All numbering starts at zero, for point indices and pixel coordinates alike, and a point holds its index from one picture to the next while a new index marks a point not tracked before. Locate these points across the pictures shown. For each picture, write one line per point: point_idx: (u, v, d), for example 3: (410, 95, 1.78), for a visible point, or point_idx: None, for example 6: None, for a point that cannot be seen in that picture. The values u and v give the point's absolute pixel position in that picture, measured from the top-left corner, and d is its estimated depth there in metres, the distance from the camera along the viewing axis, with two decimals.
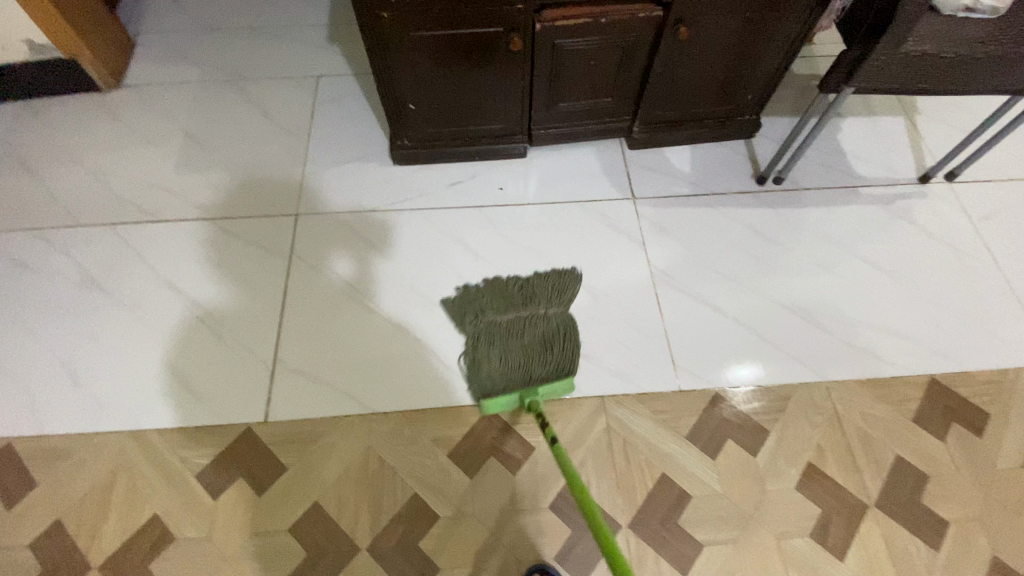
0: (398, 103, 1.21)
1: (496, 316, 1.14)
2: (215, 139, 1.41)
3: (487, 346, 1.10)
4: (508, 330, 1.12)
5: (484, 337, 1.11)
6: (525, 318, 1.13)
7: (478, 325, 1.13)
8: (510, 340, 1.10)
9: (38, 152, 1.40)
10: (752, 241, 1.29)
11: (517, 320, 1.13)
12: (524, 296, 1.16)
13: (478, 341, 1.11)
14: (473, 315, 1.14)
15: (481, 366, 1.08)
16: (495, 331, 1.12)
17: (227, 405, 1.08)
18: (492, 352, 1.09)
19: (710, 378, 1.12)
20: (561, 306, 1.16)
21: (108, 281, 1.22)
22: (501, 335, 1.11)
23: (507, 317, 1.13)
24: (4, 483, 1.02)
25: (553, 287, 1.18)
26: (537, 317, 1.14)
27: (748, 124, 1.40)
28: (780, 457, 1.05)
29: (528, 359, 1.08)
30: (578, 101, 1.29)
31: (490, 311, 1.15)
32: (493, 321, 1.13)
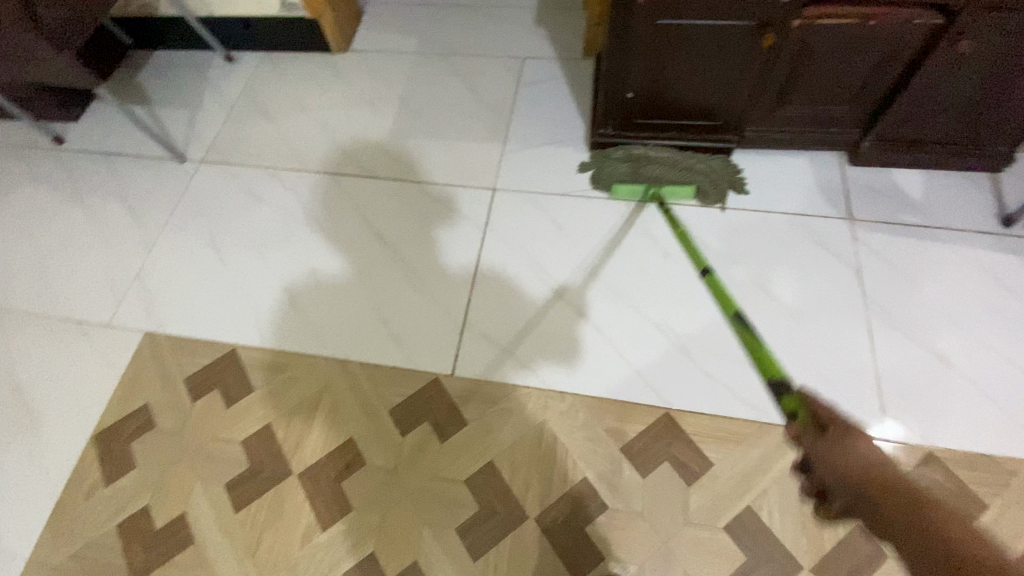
0: (617, 90, 1.21)
1: (647, 145, 1.32)
2: (425, 108, 1.51)
3: (632, 163, 1.31)
4: (653, 157, 1.31)
5: (633, 156, 1.32)
6: (676, 149, 1.31)
7: (626, 154, 1.32)
8: (653, 164, 1.30)
9: (278, 101, 1.59)
10: (990, 290, 1.13)
11: (668, 156, 1.31)
12: (683, 146, 1.32)
13: (626, 158, 1.32)
14: (626, 148, 1.33)
15: (622, 165, 1.32)
16: (643, 158, 1.31)
17: (420, 353, 1.17)
18: (635, 167, 1.30)
19: (925, 434, 1.00)
20: (713, 167, 1.30)
21: (326, 222, 1.36)
22: (645, 163, 1.31)
23: (660, 147, 1.32)
24: (229, 382, 1.18)
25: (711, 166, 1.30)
26: (687, 155, 1.31)
27: (1004, 157, 1.21)
28: (1002, 541, 0.92)
29: (666, 171, 1.29)
30: (807, 107, 1.20)
31: (641, 144, 1.32)
32: (643, 145, 1.32)
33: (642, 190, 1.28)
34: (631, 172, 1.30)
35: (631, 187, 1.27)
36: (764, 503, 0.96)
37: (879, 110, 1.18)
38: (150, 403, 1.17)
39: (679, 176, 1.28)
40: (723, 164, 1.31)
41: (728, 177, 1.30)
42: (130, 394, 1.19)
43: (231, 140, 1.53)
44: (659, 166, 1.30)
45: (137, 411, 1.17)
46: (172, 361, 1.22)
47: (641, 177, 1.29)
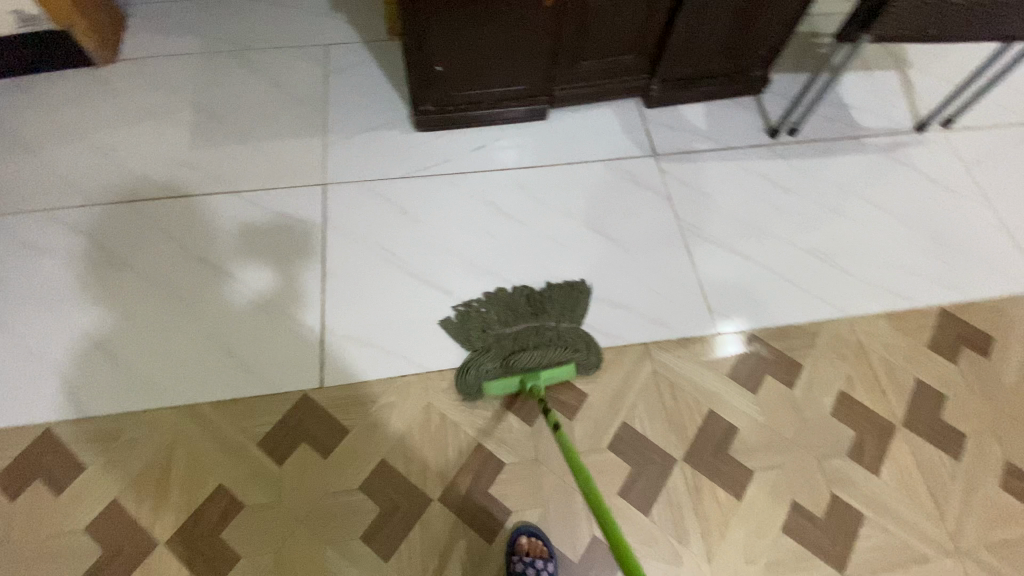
0: (425, 65, 1.20)
1: (502, 326, 1.12)
2: (226, 113, 1.37)
3: (492, 354, 1.08)
4: (517, 337, 1.10)
5: (489, 348, 1.09)
6: (536, 328, 1.11)
7: (484, 336, 1.11)
8: (517, 349, 1.09)
9: (36, 130, 1.33)
10: (769, 192, 1.35)
11: (524, 325, 1.12)
12: (533, 309, 1.14)
13: (486, 346, 1.10)
14: (478, 329, 1.11)
15: (482, 369, 1.06)
16: (504, 341, 1.10)
17: (281, 373, 1.08)
18: (499, 359, 1.07)
19: (746, 321, 1.18)
20: (573, 322, 1.14)
21: (133, 259, 1.18)
22: (510, 346, 1.09)
23: (516, 328, 1.11)
24: (48, 468, 0.99)
25: (563, 300, 1.15)
26: (549, 329, 1.12)
27: (758, 80, 1.45)
28: (814, 388, 1.13)
29: (533, 352, 1.07)
30: (599, 59, 1.31)
31: (497, 321, 1.12)
32: (501, 332, 1.11)
33: (513, 382, 1.04)
34: (493, 369, 1.07)
35: (504, 381, 1.03)
36: (636, 416, 1.06)
37: (658, 53, 1.33)
38: None
39: (551, 356, 1.07)
40: (563, 292, 1.16)
41: (569, 304, 1.15)
42: None
43: None
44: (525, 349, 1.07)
45: None
46: None
47: (507, 366, 1.07)
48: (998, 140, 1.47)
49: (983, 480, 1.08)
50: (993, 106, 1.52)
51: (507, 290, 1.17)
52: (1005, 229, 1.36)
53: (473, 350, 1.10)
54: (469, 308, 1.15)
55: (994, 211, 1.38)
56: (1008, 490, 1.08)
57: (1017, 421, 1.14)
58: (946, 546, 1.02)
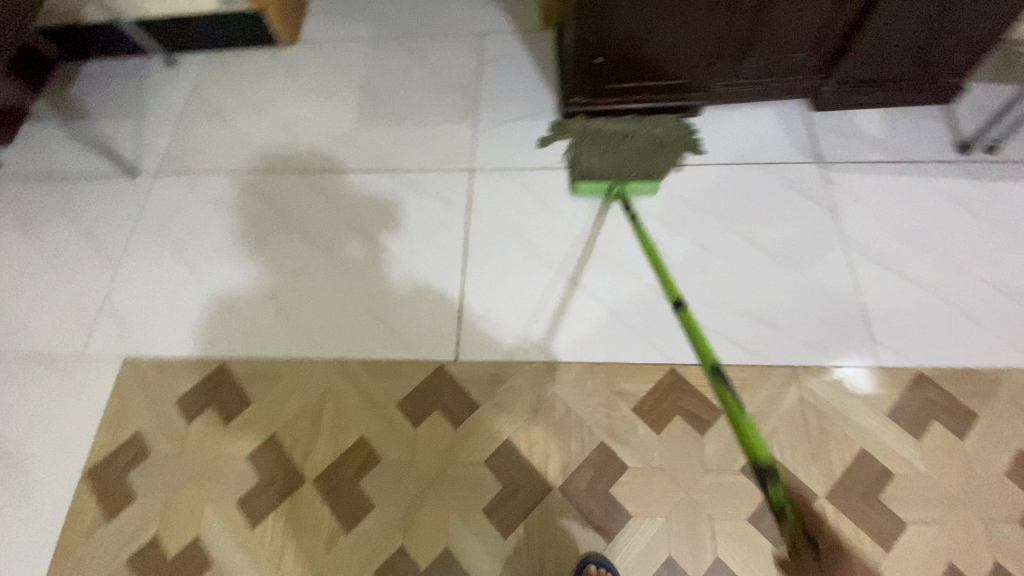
0: (585, 55, 1.20)
1: (606, 123, 1.33)
2: (387, 94, 1.47)
3: (592, 155, 1.29)
4: (615, 133, 1.31)
5: (590, 145, 1.31)
6: (633, 131, 1.31)
7: (587, 125, 1.33)
8: (615, 142, 1.30)
9: (231, 102, 1.51)
10: (954, 214, 1.19)
11: (624, 143, 1.30)
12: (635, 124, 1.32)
13: (586, 138, 1.32)
14: (585, 143, 1.31)
15: (584, 154, 1.30)
16: (600, 142, 1.30)
17: (421, 341, 1.15)
18: (597, 153, 1.29)
19: (914, 357, 1.06)
20: (665, 130, 1.32)
21: (302, 222, 1.31)
22: (608, 142, 1.30)
23: (617, 124, 1.32)
24: (222, 398, 1.13)
25: (667, 133, 1.32)
26: (643, 132, 1.31)
27: (952, 89, 1.27)
28: (992, 444, 0.98)
29: (625, 163, 1.27)
30: (769, 57, 1.22)
31: (600, 129, 1.32)
32: (601, 124, 1.33)
33: (603, 189, 1.24)
34: (591, 159, 1.29)
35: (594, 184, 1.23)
36: (774, 441, 1.00)
37: (836, 53, 1.21)
38: (141, 431, 1.11)
39: (638, 152, 1.29)
40: (671, 129, 1.32)
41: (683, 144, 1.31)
42: (117, 425, 1.13)
43: (185, 147, 1.45)
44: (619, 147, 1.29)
45: (129, 441, 1.11)
46: (157, 386, 1.15)
47: (599, 171, 1.27)
48: None
49: None
50: None
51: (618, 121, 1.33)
52: None
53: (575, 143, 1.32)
54: (580, 141, 1.32)
55: None
56: None
57: None
58: None
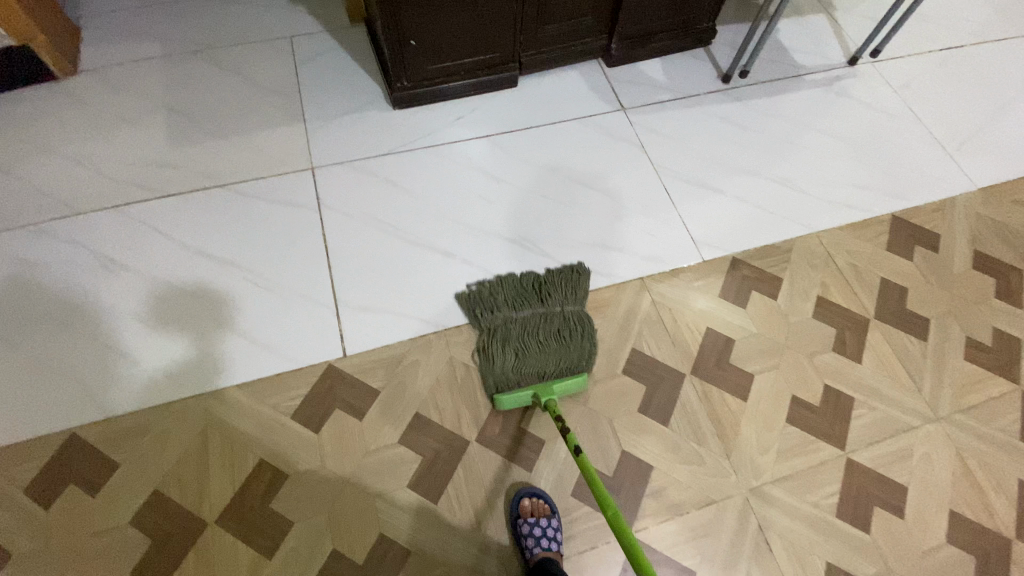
0: (399, 41, 1.25)
1: (511, 314, 1.13)
2: (200, 111, 1.37)
3: (503, 347, 1.09)
4: (525, 324, 1.11)
5: (499, 334, 1.11)
6: (544, 317, 1.12)
7: (494, 320, 1.13)
8: (529, 340, 1.10)
9: (3, 148, 1.29)
10: (730, 130, 1.47)
11: (533, 313, 1.13)
12: (539, 293, 1.16)
13: (494, 332, 1.11)
14: (485, 311, 1.14)
15: (498, 363, 1.08)
16: (511, 329, 1.11)
17: (304, 347, 1.11)
18: (509, 351, 1.08)
19: (728, 247, 1.29)
20: (576, 305, 1.15)
21: (134, 261, 1.18)
22: (519, 332, 1.11)
23: (524, 314, 1.13)
24: (80, 471, 0.98)
25: (568, 288, 1.17)
26: (555, 315, 1.13)
27: (706, 33, 1.56)
28: (795, 296, 1.24)
29: (541, 339, 1.10)
30: (562, 23, 1.38)
31: (506, 305, 1.14)
32: (509, 318, 1.13)
33: (528, 396, 1.05)
34: (502, 351, 1.09)
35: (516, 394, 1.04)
36: (644, 341, 1.15)
37: (614, 14, 1.42)
38: None
39: (563, 358, 1.08)
40: (564, 277, 1.18)
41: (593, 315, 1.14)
42: None
43: None
44: (539, 354, 1.08)
45: None
46: None
47: (519, 368, 1.07)
48: (921, 66, 1.64)
49: (950, 354, 1.20)
50: (912, 37, 1.68)
51: (518, 275, 1.19)
52: (936, 140, 1.52)
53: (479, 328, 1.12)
54: (480, 307, 1.14)
55: (925, 127, 1.54)
56: (971, 359, 1.20)
57: (972, 302, 1.28)
58: (927, 415, 1.13)
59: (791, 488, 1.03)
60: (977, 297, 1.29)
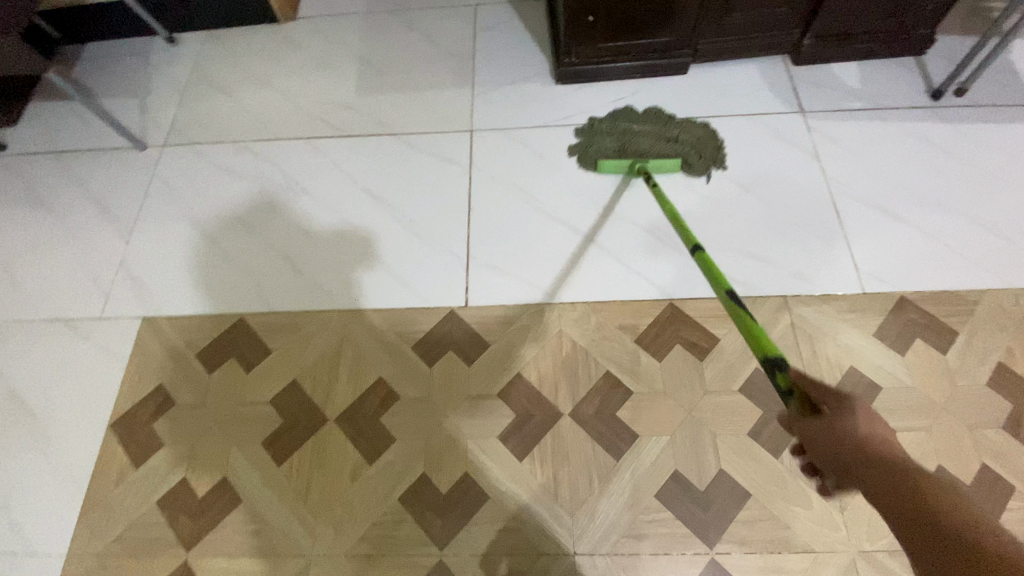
0: (577, 15, 1.26)
1: (634, 126, 1.34)
2: (386, 64, 1.52)
3: (616, 134, 1.33)
4: (642, 130, 1.33)
5: (617, 129, 1.34)
6: (660, 132, 1.32)
7: (616, 126, 1.34)
8: (637, 136, 1.32)
9: (233, 76, 1.56)
10: (929, 153, 1.27)
11: (652, 127, 1.33)
12: (666, 120, 1.34)
13: (612, 131, 1.34)
14: (613, 118, 1.36)
15: (607, 144, 1.32)
16: (629, 131, 1.33)
17: (432, 290, 1.20)
18: (621, 138, 1.32)
19: (896, 283, 1.13)
20: (697, 134, 1.31)
21: (311, 186, 1.36)
22: (632, 134, 1.33)
23: (644, 126, 1.33)
24: (242, 350, 1.17)
25: (697, 135, 1.31)
26: (670, 133, 1.31)
27: (923, 40, 1.35)
28: (969, 356, 1.06)
29: (651, 141, 1.30)
30: (751, 12, 1.29)
31: (631, 117, 1.35)
32: (629, 126, 1.34)
33: (625, 166, 1.27)
34: (616, 147, 1.31)
35: (615, 162, 1.26)
36: None
37: (814, 7, 1.29)
38: (165, 383, 1.16)
39: (664, 150, 1.29)
40: (699, 132, 1.31)
41: (711, 148, 1.29)
42: (140, 379, 1.17)
43: (191, 120, 1.49)
44: (645, 139, 1.31)
45: (153, 394, 1.15)
46: (178, 342, 1.20)
47: (624, 149, 1.30)
48: None
49: None
50: None
51: (657, 110, 1.36)
52: None
53: (603, 125, 1.35)
54: (611, 115, 1.36)
55: None
56: None
57: None
58: None
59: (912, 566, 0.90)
60: None
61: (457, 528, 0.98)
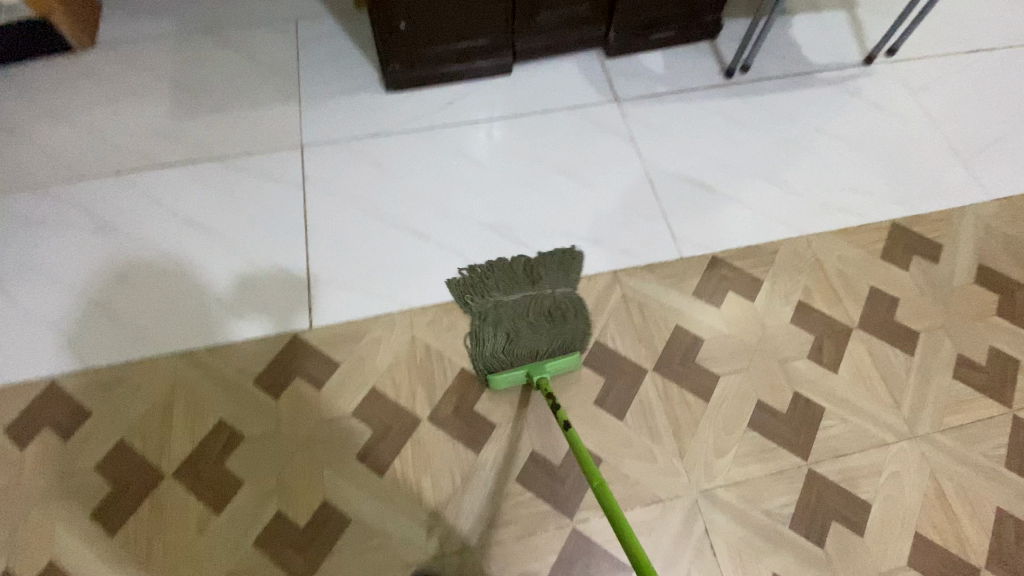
0: (389, 24, 1.26)
1: (504, 298, 1.15)
2: (203, 87, 1.43)
3: (494, 327, 1.11)
4: (517, 308, 1.13)
5: (491, 316, 1.13)
6: (534, 300, 1.14)
7: (484, 304, 1.14)
8: (518, 321, 1.11)
9: (21, 114, 1.38)
10: (727, 126, 1.42)
11: (522, 291, 1.15)
12: (530, 277, 1.17)
13: (485, 313, 1.13)
14: (479, 294, 1.15)
15: (490, 345, 1.09)
16: (502, 304, 1.14)
17: (273, 318, 1.14)
18: (501, 332, 1.11)
19: (709, 245, 1.25)
20: (567, 288, 1.17)
21: (126, 225, 1.24)
22: (510, 314, 1.12)
23: (514, 297, 1.14)
24: (55, 417, 1.04)
25: (558, 270, 1.18)
26: (546, 298, 1.14)
27: (711, 26, 1.51)
28: (775, 299, 1.19)
29: (530, 322, 1.11)
30: (557, 11, 1.37)
31: (496, 289, 1.16)
32: (500, 300, 1.14)
33: (522, 374, 1.06)
34: (503, 341, 1.10)
35: (508, 375, 1.05)
36: (608, 335, 1.13)
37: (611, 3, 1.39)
38: None
39: (550, 331, 1.11)
40: (556, 261, 1.20)
41: (569, 282, 1.17)
42: None
43: None
44: (523, 322, 1.11)
45: None
46: None
47: (510, 350, 1.09)
48: (943, 68, 1.55)
49: (936, 371, 1.14)
50: (937, 37, 1.59)
51: (507, 260, 1.21)
52: (950, 147, 1.43)
53: (473, 313, 1.14)
54: (464, 281, 1.18)
55: (940, 132, 1.45)
56: (960, 379, 1.14)
57: (968, 319, 1.21)
58: (903, 432, 1.08)
59: (745, 494, 1.00)
60: (974, 315, 1.21)
61: (321, 558, 0.94)
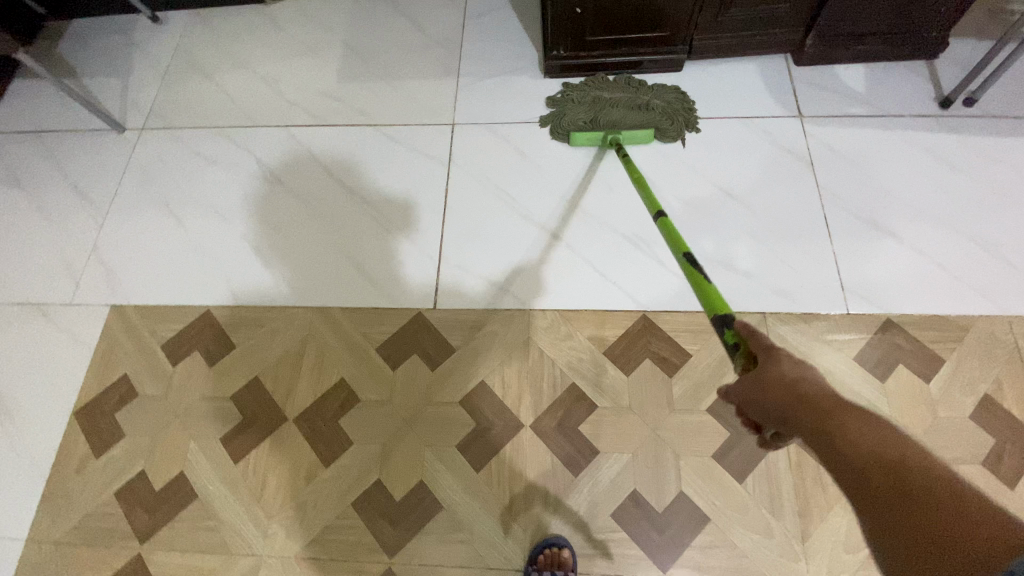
0: (565, 7, 1.19)
1: (604, 95, 1.30)
2: (371, 51, 1.47)
3: (586, 106, 1.29)
4: (612, 100, 1.29)
5: (588, 103, 1.30)
6: (631, 98, 1.29)
7: (585, 94, 1.31)
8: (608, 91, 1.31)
9: (216, 58, 1.52)
10: (931, 165, 1.20)
11: (623, 97, 1.30)
12: (634, 88, 1.31)
13: (583, 100, 1.30)
14: (582, 95, 1.31)
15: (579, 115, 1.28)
16: (600, 100, 1.29)
17: (400, 291, 1.17)
18: (593, 111, 1.28)
19: (883, 304, 1.07)
20: (667, 104, 1.28)
21: (286, 176, 1.32)
22: (604, 104, 1.29)
23: (614, 95, 1.30)
24: (206, 342, 1.16)
25: (667, 102, 1.29)
26: (643, 102, 1.28)
27: (936, 42, 1.26)
28: (954, 385, 1.00)
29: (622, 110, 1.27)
30: (752, 8, 1.21)
31: (598, 88, 1.32)
32: (599, 95, 1.31)
33: (600, 137, 1.24)
34: (590, 121, 1.28)
35: (588, 134, 1.24)
36: None
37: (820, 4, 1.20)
38: (128, 373, 1.14)
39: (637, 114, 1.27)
40: (665, 96, 1.30)
41: (684, 114, 1.27)
42: (105, 367, 1.16)
43: (170, 103, 1.46)
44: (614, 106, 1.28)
45: (116, 382, 1.14)
46: (145, 331, 1.18)
47: (597, 120, 1.27)
48: None
49: None
50: None
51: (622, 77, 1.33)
52: None
53: (572, 100, 1.31)
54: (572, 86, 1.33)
55: None
56: None
57: None
58: None
59: None
60: None
61: (409, 537, 0.96)
